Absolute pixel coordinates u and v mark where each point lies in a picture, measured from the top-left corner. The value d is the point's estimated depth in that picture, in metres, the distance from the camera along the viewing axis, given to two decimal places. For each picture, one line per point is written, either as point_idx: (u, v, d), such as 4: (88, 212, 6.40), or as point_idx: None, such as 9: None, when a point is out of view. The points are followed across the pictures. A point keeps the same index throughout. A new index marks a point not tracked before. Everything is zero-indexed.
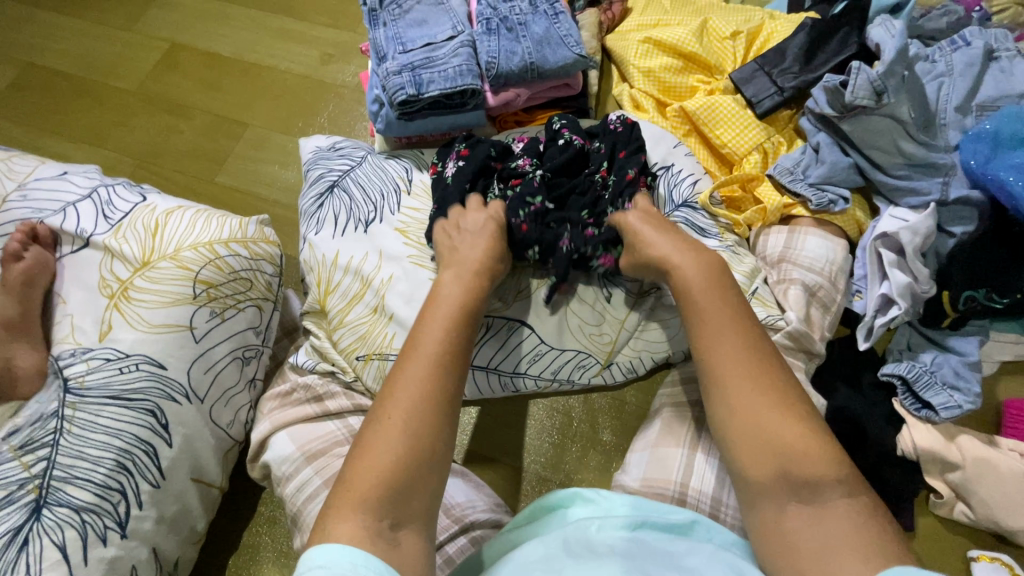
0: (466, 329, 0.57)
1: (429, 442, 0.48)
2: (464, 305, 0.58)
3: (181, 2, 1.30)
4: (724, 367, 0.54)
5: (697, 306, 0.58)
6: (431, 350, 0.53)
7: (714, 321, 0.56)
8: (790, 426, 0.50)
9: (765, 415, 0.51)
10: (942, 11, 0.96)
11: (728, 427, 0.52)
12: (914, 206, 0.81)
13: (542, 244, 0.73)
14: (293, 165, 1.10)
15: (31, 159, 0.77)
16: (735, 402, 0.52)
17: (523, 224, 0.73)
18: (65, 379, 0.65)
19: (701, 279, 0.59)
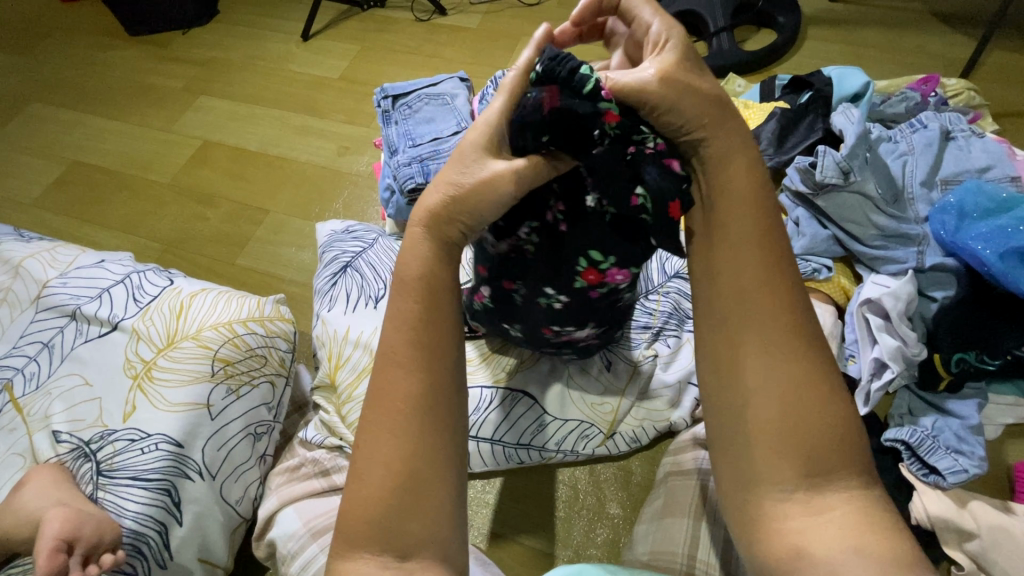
0: (449, 320, 0.48)
1: (420, 463, 0.45)
2: (443, 287, 0.49)
3: (215, 106, 1.45)
4: (752, 313, 0.47)
5: (727, 252, 0.49)
6: (411, 359, 0.46)
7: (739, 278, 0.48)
8: (819, 412, 0.45)
9: (785, 385, 0.45)
10: (900, 97, 1.06)
11: (751, 393, 0.46)
12: (893, 273, 0.85)
13: (645, 176, 0.47)
14: (309, 247, 1.18)
15: (73, 249, 0.84)
16: (752, 363, 0.47)
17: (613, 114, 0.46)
18: (95, 462, 0.66)
19: (739, 222, 0.49)
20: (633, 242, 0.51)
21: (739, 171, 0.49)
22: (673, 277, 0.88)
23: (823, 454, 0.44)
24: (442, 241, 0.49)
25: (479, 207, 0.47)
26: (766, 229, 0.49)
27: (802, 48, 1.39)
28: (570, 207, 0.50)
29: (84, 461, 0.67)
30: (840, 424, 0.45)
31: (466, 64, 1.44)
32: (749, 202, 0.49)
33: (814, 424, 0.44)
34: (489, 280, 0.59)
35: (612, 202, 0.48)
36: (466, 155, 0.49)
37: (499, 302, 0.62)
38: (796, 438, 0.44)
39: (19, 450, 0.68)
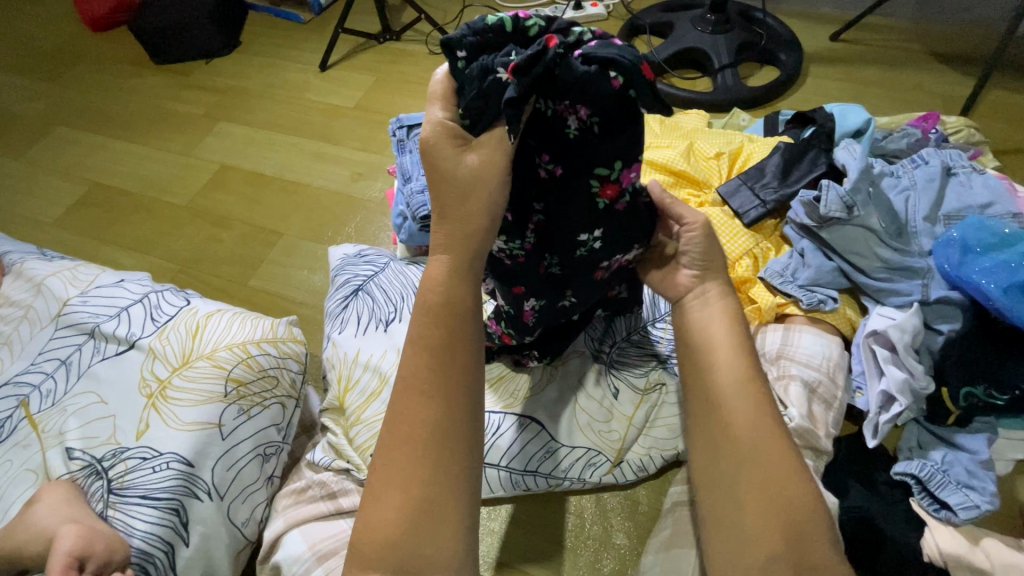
0: (470, 349, 0.52)
1: (438, 487, 0.48)
2: (462, 314, 0.52)
3: (234, 132, 1.50)
4: (739, 396, 0.55)
5: (710, 352, 0.58)
6: (433, 387, 0.50)
7: (722, 371, 0.56)
8: (797, 478, 0.51)
9: (766, 463, 0.52)
10: (902, 134, 1.09)
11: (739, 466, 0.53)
12: (898, 305, 0.86)
13: (612, 57, 0.50)
14: (321, 269, 1.20)
15: (94, 269, 0.87)
16: (739, 432, 0.54)
17: (550, 39, 0.50)
18: (107, 479, 0.67)
19: (716, 333, 0.59)
20: (629, 126, 0.55)
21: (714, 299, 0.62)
22: None
23: (801, 516, 0.50)
24: (458, 265, 0.53)
25: (487, 196, 0.52)
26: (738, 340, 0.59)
27: (804, 84, 1.43)
28: (559, 149, 0.57)
29: (95, 478, 0.67)
30: (807, 489, 0.51)
31: None
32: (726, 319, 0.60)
33: (788, 491, 0.51)
34: (523, 274, 0.66)
35: (596, 109, 0.53)
36: (442, 166, 0.52)
37: (545, 294, 0.68)
38: (776, 506, 0.50)
39: (31, 467, 0.69)
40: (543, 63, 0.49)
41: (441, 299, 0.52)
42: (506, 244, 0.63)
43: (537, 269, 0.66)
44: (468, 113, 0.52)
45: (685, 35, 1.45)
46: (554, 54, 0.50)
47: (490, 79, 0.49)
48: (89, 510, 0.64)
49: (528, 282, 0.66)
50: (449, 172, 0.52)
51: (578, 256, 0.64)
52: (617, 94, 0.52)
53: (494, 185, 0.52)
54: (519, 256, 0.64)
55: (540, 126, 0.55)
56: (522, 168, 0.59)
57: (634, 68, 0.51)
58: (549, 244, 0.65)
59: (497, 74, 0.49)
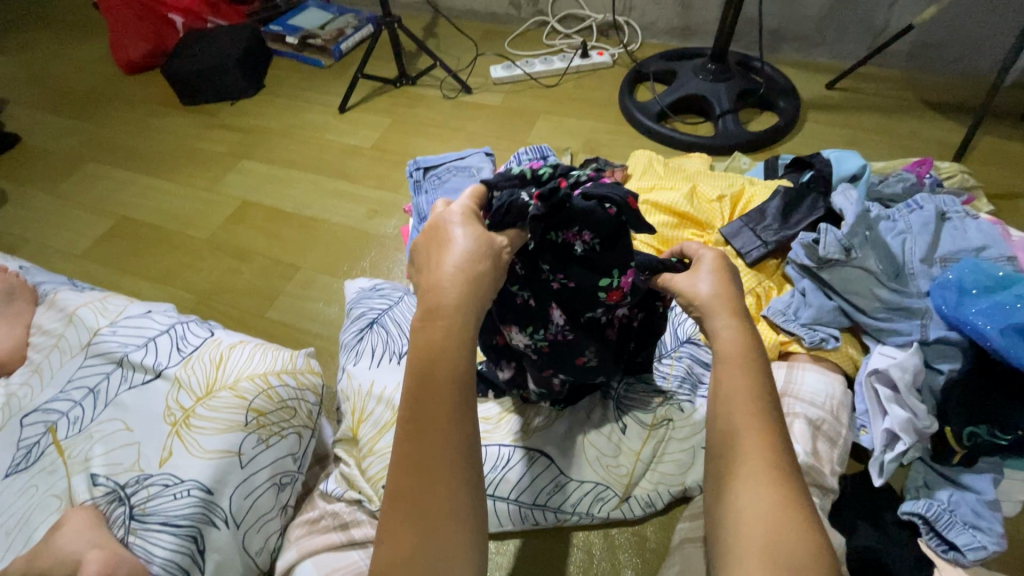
0: (464, 418, 0.47)
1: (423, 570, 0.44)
2: (456, 382, 0.47)
3: (256, 170, 1.57)
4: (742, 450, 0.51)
5: (722, 394, 0.55)
6: (423, 460, 0.46)
7: (733, 418, 0.53)
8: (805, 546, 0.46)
9: (779, 523, 0.47)
10: (897, 178, 1.13)
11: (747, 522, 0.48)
12: (899, 344, 0.89)
13: (608, 193, 0.59)
14: (336, 302, 1.24)
15: (122, 300, 0.90)
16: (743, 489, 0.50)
17: (562, 181, 0.59)
18: (129, 506, 0.68)
19: (731, 374, 0.55)
20: (625, 245, 0.62)
21: (731, 335, 0.57)
22: (686, 341, 0.93)
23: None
24: (456, 327, 0.48)
25: (486, 278, 0.51)
26: (755, 382, 0.54)
27: (802, 130, 1.49)
28: (567, 264, 0.62)
29: (118, 504, 0.69)
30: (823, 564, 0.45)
31: (490, 137, 1.57)
32: (745, 362, 0.55)
33: (802, 558, 0.45)
34: (551, 359, 0.69)
35: (599, 235, 0.61)
36: (450, 242, 0.52)
37: (577, 374, 0.71)
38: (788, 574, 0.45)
39: (57, 492, 0.71)
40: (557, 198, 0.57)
41: (431, 362, 0.48)
42: (530, 336, 0.66)
43: (568, 355, 0.69)
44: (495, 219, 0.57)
45: (687, 83, 1.52)
46: (564, 193, 0.58)
47: (515, 203, 0.56)
48: (110, 535, 0.66)
49: (559, 369, 0.70)
50: (453, 246, 0.51)
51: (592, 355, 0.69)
52: (613, 221, 0.60)
53: (491, 272, 0.51)
54: (543, 345, 0.67)
55: (550, 249, 0.61)
56: (533, 283, 0.63)
57: (626, 202, 0.59)
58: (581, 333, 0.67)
59: (520, 200, 0.57)
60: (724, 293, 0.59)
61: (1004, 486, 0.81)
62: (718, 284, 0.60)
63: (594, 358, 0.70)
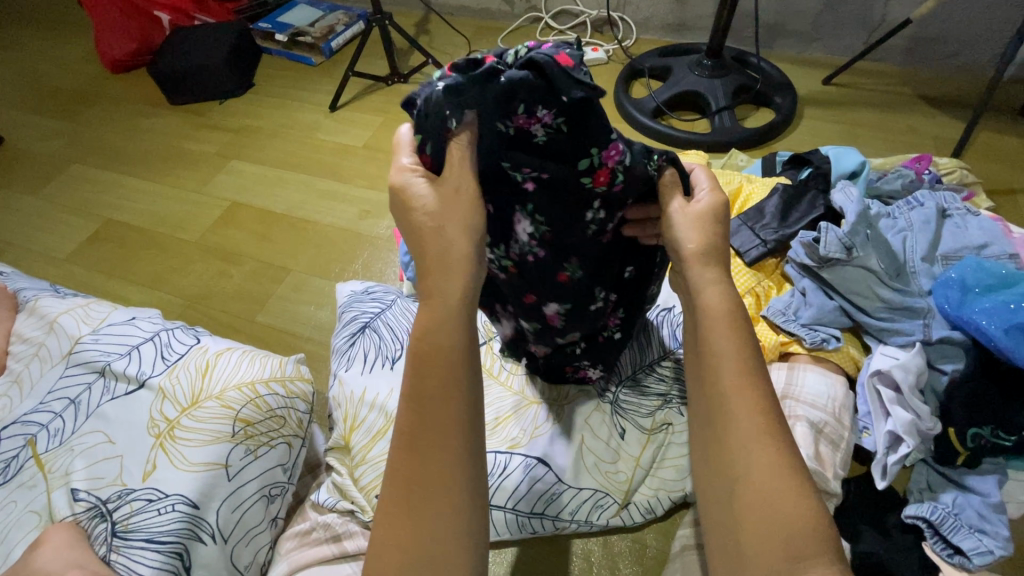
0: (459, 393, 0.50)
1: (433, 545, 0.47)
2: (445, 360, 0.50)
3: (246, 170, 1.54)
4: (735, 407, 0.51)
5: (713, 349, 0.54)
6: (428, 438, 0.49)
7: (725, 376, 0.52)
8: (794, 496, 0.48)
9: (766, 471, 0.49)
10: (896, 174, 1.12)
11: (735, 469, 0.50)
12: (901, 344, 0.87)
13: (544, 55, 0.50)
14: (328, 305, 1.22)
15: (105, 306, 0.87)
16: (738, 443, 0.50)
17: (488, 57, 0.51)
18: (111, 522, 0.66)
19: (719, 333, 0.54)
20: (593, 120, 0.53)
21: (715, 289, 0.55)
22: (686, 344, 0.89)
23: (806, 539, 0.46)
24: (437, 311, 0.51)
25: (464, 225, 0.51)
26: (744, 342, 0.53)
27: (799, 126, 1.48)
28: (529, 156, 0.55)
29: (100, 520, 0.66)
30: (812, 511, 0.47)
31: None
32: (732, 315, 0.54)
33: (789, 510, 0.47)
34: (523, 268, 0.65)
35: (554, 108, 0.52)
36: (412, 196, 0.51)
37: (562, 293, 0.66)
38: (776, 526, 0.47)
39: (35, 508, 0.68)
40: (480, 72, 0.49)
41: (420, 348, 0.51)
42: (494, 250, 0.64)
43: (550, 269, 0.64)
44: (430, 126, 0.50)
45: (683, 79, 1.50)
46: (494, 65, 0.50)
47: (428, 99, 0.49)
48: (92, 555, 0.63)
49: (539, 283, 0.65)
50: (416, 200, 0.51)
51: (574, 274, 0.65)
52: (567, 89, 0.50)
53: (468, 203, 0.52)
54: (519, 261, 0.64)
55: (506, 144, 0.54)
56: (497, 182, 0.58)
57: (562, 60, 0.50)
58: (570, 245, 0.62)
59: (433, 89, 0.49)
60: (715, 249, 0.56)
61: (1009, 487, 0.80)
62: (702, 237, 0.56)
63: (579, 272, 0.65)
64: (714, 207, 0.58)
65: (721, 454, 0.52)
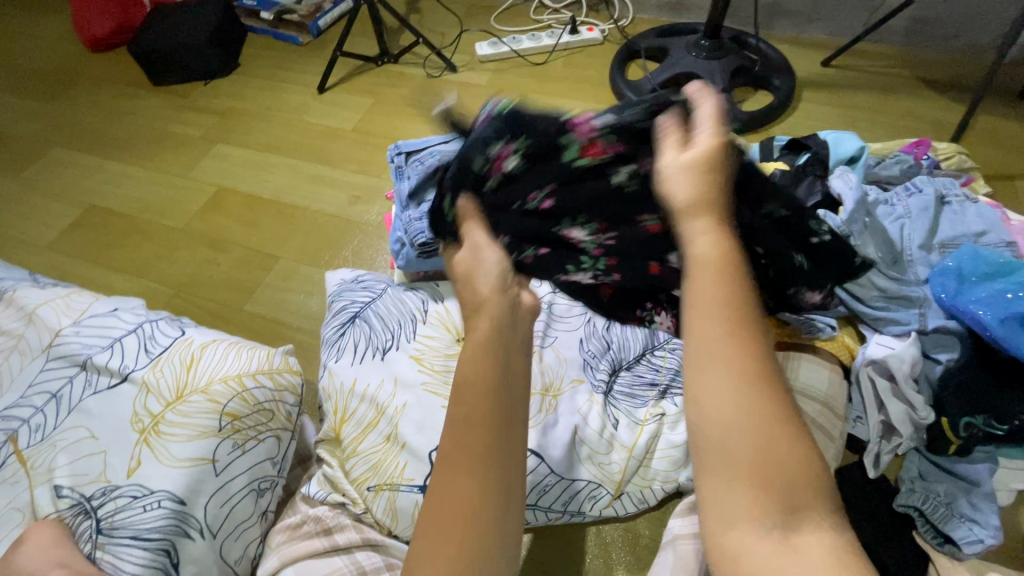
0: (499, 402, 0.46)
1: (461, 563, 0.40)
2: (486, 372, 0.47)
3: (233, 154, 1.50)
4: (720, 356, 0.43)
5: (694, 297, 0.46)
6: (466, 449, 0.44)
7: (708, 326, 0.44)
8: (794, 451, 0.40)
9: (757, 421, 0.41)
10: (895, 160, 1.11)
11: (710, 426, 0.42)
12: (897, 333, 0.85)
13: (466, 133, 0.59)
14: (318, 294, 1.20)
15: (86, 296, 0.85)
16: (721, 399, 0.42)
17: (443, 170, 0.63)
18: (96, 519, 0.65)
19: (703, 278, 0.46)
20: (535, 135, 0.58)
21: (707, 237, 0.48)
22: None
23: (808, 502, 0.39)
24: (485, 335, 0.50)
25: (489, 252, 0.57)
26: (737, 287, 0.46)
27: (797, 109, 1.45)
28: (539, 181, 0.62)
29: (84, 517, 0.65)
30: (812, 468, 0.40)
31: None
32: (726, 257, 0.46)
33: (795, 471, 0.40)
34: (619, 284, 0.74)
35: (506, 138, 0.58)
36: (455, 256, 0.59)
37: (661, 285, 0.73)
38: (776, 481, 0.39)
39: (18, 505, 0.67)
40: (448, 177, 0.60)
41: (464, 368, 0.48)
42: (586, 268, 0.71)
43: (638, 261, 0.71)
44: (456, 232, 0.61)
45: (680, 60, 1.47)
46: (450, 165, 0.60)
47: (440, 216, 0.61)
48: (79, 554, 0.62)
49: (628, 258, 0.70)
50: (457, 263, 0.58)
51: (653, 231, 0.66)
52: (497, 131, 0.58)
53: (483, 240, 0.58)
54: (608, 269, 0.72)
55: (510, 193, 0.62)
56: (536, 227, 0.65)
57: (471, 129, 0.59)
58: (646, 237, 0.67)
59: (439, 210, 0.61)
60: (709, 188, 0.50)
61: (1001, 474, 0.80)
62: (701, 173, 0.50)
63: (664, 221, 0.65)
64: (716, 148, 0.52)
65: (697, 417, 0.43)
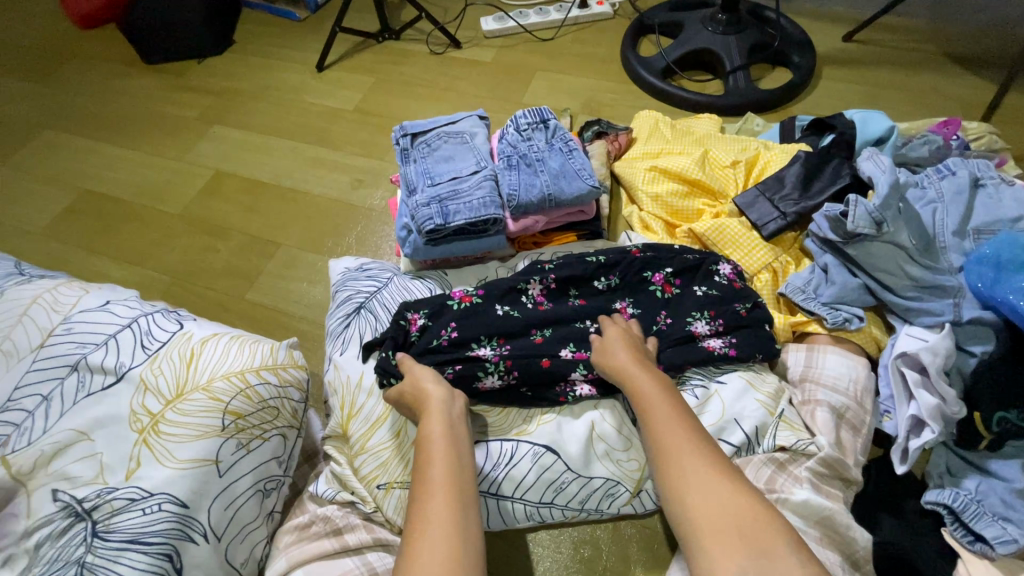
0: (464, 464, 0.63)
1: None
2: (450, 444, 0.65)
3: (230, 136, 1.44)
4: (667, 438, 0.62)
5: (639, 397, 0.67)
6: (437, 494, 0.59)
7: (655, 417, 0.64)
8: (741, 500, 0.55)
9: (717, 491, 0.56)
10: (923, 140, 1.05)
11: (687, 498, 0.57)
12: (928, 325, 0.82)
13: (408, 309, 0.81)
14: (321, 282, 1.16)
15: (78, 289, 0.81)
16: (679, 472, 0.59)
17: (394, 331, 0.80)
18: (91, 521, 0.60)
19: (642, 383, 0.68)
20: (475, 310, 0.81)
21: (626, 351, 0.72)
22: None
23: (768, 543, 0.51)
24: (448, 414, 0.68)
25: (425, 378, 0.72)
26: (665, 389, 0.67)
27: (818, 86, 1.39)
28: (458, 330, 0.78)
29: (76, 522, 0.60)
30: (762, 514, 0.54)
31: (482, 97, 1.45)
32: (644, 365, 0.70)
33: (745, 519, 0.53)
34: (524, 381, 0.77)
35: (433, 311, 0.81)
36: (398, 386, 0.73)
37: (562, 374, 0.77)
38: (729, 527, 0.53)
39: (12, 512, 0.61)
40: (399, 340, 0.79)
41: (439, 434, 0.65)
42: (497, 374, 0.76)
43: (534, 355, 0.77)
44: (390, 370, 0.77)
45: (695, 36, 1.40)
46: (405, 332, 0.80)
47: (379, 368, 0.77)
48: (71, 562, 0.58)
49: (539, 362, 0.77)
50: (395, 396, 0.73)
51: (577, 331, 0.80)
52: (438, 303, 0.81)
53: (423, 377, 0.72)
54: (509, 370, 0.76)
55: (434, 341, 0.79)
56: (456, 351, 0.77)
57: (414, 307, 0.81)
58: (547, 317, 0.80)
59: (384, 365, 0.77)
60: (626, 337, 0.74)
61: None
62: (616, 330, 0.75)
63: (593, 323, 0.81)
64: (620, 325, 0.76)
65: (666, 478, 0.59)
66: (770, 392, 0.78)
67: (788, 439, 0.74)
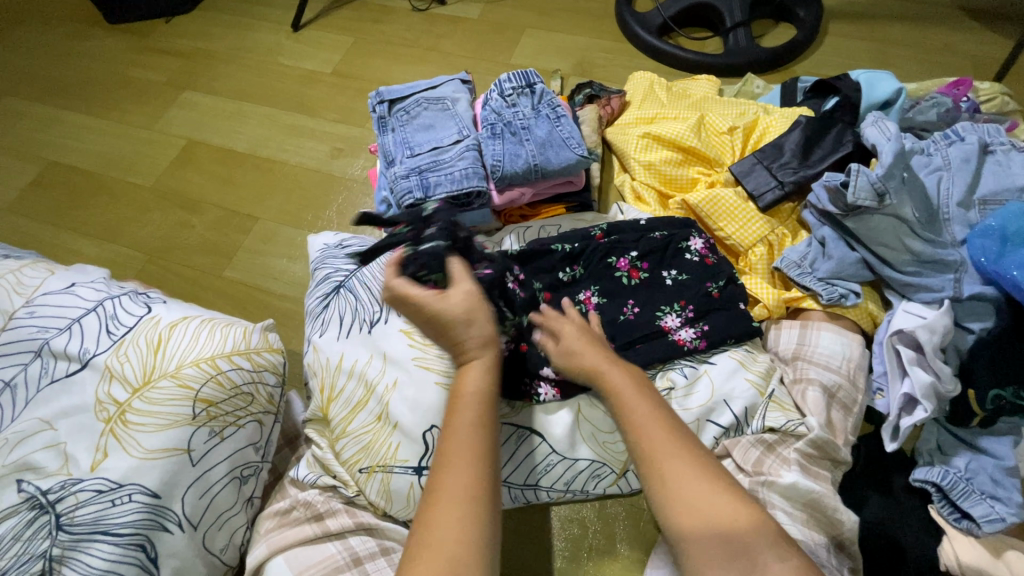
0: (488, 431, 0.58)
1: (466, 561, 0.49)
2: (478, 407, 0.59)
3: (201, 103, 1.37)
4: (644, 436, 0.58)
5: (612, 390, 0.63)
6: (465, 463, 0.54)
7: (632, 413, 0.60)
8: (731, 503, 0.53)
9: (695, 490, 0.54)
10: (931, 104, 0.98)
11: (666, 497, 0.54)
12: (926, 301, 0.80)
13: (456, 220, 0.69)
14: (301, 258, 1.12)
15: (41, 270, 0.77)
16: (660, 470, 0.56)
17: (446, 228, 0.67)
18: (53, 515, 0.58)
19: (614, 375, 0.64)
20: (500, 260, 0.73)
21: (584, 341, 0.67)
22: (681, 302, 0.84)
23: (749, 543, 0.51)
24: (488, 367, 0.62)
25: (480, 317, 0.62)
26: (641, 383, 0.63)
27: (823, 44, 1.31)
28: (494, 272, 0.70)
29: (38, 514, 0.58)
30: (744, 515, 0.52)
31: (467, 58, 1.37)
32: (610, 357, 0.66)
33: (725, 521, 0.52)
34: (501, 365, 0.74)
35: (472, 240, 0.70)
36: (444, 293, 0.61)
37: (534, 364, 0.74)
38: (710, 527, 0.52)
39: None
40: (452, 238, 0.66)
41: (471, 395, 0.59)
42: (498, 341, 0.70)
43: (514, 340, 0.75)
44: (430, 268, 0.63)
45: None
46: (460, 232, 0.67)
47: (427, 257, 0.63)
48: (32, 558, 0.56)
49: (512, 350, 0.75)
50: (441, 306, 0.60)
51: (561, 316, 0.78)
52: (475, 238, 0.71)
53: (480, 308, 0.62)
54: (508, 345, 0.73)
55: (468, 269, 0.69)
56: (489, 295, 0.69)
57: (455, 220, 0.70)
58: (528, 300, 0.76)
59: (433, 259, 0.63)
60: (584, 327, 0.70)
61: None
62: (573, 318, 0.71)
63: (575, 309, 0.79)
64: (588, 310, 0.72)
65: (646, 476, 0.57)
66: (761, 372, 0.77)
67: (778, 420, 0.73)
